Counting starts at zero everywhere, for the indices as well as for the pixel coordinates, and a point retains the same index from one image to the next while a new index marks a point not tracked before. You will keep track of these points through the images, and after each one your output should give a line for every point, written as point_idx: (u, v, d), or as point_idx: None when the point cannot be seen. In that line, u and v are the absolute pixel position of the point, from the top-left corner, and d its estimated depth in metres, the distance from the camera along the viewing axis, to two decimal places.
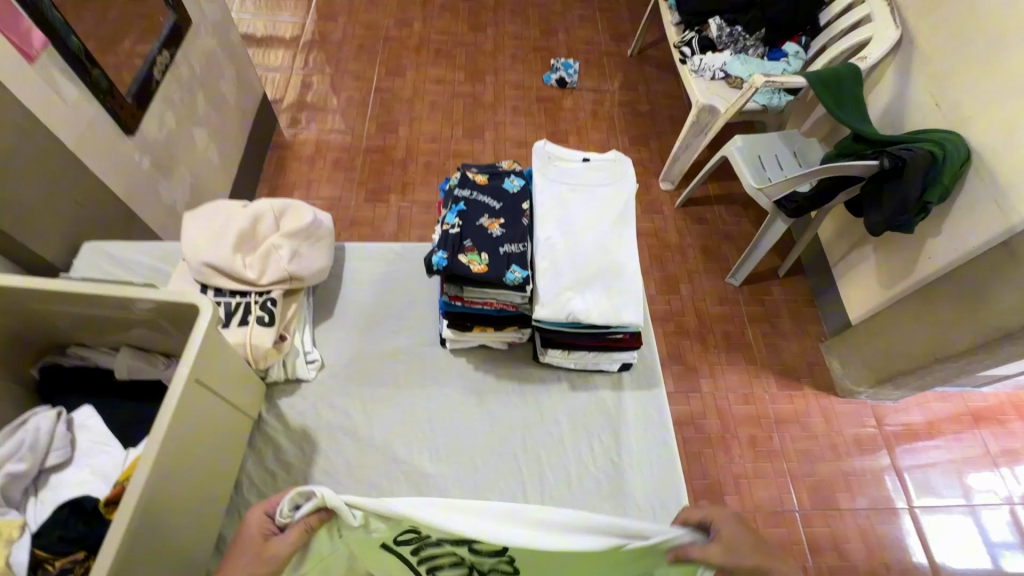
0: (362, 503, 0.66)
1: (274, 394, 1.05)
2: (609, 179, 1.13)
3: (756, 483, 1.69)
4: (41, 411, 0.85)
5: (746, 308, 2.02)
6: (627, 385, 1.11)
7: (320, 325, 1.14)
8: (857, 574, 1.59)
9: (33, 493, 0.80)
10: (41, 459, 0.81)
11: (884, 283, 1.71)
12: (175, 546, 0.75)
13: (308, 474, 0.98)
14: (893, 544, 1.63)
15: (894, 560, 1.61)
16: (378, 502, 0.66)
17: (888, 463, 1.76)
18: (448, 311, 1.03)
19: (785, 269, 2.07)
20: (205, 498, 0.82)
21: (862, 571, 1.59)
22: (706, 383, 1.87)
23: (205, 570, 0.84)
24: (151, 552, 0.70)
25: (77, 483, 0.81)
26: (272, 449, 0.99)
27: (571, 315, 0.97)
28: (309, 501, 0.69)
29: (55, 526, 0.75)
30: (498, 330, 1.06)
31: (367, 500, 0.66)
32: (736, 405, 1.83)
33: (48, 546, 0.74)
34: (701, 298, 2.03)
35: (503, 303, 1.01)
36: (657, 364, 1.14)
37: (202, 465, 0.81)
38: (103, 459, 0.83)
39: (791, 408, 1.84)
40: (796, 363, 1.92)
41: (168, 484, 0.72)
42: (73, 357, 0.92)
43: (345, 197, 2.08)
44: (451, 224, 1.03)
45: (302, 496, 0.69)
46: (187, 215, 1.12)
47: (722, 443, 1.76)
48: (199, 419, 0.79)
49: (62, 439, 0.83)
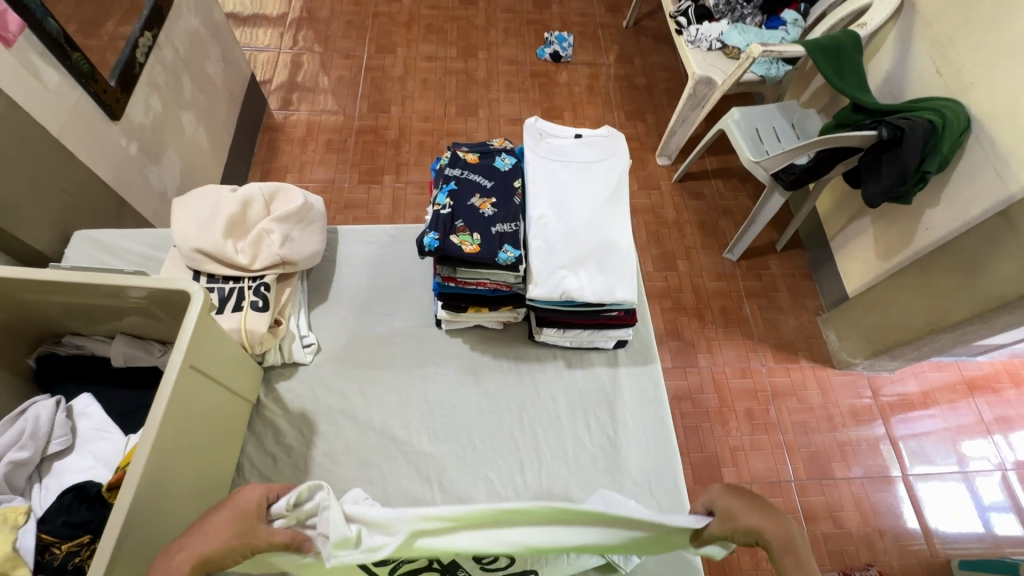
0: (362, 514, 0.69)
1: (272, 378, 1.06)
2: (602, 155, 1.11)
3: (753, 454, 1.72)
4: (40, 400, 0.85)
5: (743, 282, 2.02)
6: (623, 362, 1.11)
7: (315, 308, 1.15)
8: (851, 541, 1.62)
9: (37, 479, 0.81)
10: (42, 448, 0.81)
11: (881, 255, 1.71)
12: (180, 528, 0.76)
13: (309, 455, 0.99)
14: (888, 511, 1.67)
15: (887, 525, 1.65)
16: (378, 513, 0.68)
17: (884, 434, 1.78)
18: (442, 292, 1.02)
19: (783, 243, 2.06)
20: (206, 482, 0.84)
21: (855, 537, 1.63)
22: (704, 358, 1.88)
23: None
24: (149, 539, 0.70)
25: (79, 471, 0.82)
26: (272, 432, 1.00)
27: (564, 294, 0.97)
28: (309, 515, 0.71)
29: (59, 512, 0.75)
30: (493, 310, 1.06)
31: (365, 511, 0.69)
32: (733, 379, 1.85)
33: (54, 531, 0.74)
34: (699, 274, 2.03)
35: (496, 283, 1.01)
36: (653, 341, 1.14)
37: (202, 446, 0.82)
38: (104, 445, 0.84)
39: (787, 381, 1.85)
40: (793, 336, 1.93)
41: (166, 467, 0.73)
42: (68, 346, 0.92)
43: (339, 178, 2.06)
44: (442, 204, 1.02)
45: (308, 501, 0.72)
46: (176, 201, 1.10)
47: (719, 417, 1.78)
48: (196, 402, 0.80)
49: (61, 427, 0.83)
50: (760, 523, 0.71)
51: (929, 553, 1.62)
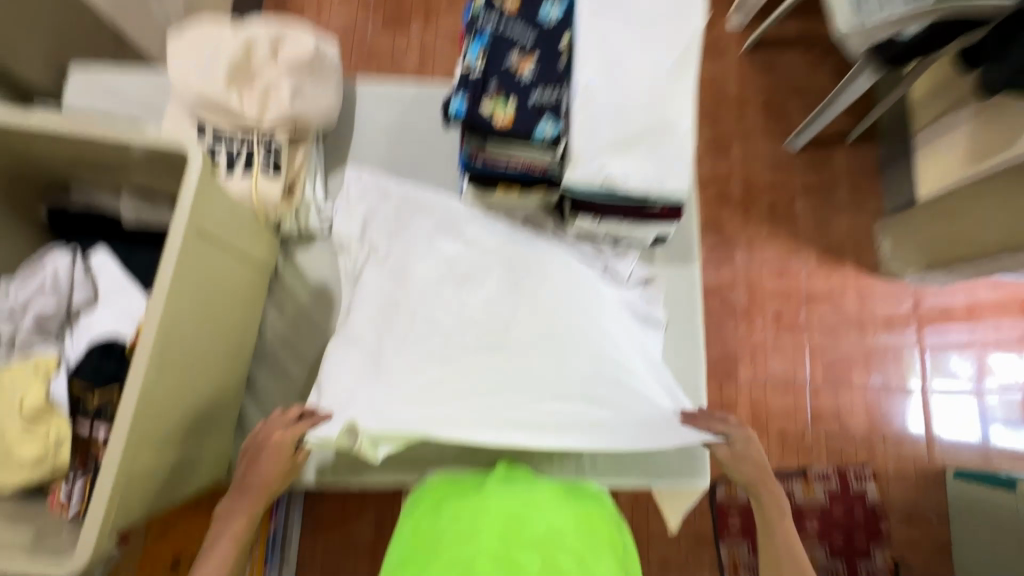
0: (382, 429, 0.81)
1: (290, 246, 1.04)
2: (673, 10, 0.91)
3: (774, 355, 1.71)
4: (57, 250, 0.83)
5: (799, 176, 1.83)
6: (657, 260, 1.06)
7: (331, 176, 1.08)
8: (852, 444, 1.68)
9: (69, 329, 0.82)
10: (68, 300, 0.81)
11: (969, 157, 1.43)
12: (185, 409, 0.76)
13: (328, 327, 1.01)
14: (895, 419, 1.69)
15: (891, 431, 1.69)
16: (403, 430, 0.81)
17: (913, 340, 1.73)
18: (469, 170, 0.90)
19: (857, 134, 1.81)
20: (220, 353, 0.85)
21: (858, 442, 1.68)
22: (740, 256, 1.78)
23: (218, 425, 0.88)
24: (155, 430, 0.69)
25: (106, 322, 0.79)
26: (292, 303, 1.02)
27: (606, 180, 0.85)
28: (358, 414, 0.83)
29: (88, 363, 0.74)
30: (525, 193, 0.95)
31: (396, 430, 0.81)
32: (768, 281, 1.76)
33: (84, 382, 0.73)
34: (753, 163, 1.83)
35: (530, 162, 0.88)
36: (695, 240, 1.07)
37: (215, 312, 0.81)
38: (125, 300, 0.81)
39: (826, 286, 1.76)
40: (842, 240, 1.79)
41: (163, 329, 0.67)
42: (78, 200, 0.88)
43: (361, 22, 1.81)
44: (473, 61, 0.86)
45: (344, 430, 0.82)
46: (171, 32, 0.97)
47: (746, 316, 1.74)
48: (200, 270, 0.75)
49: (83, 281, 0.82)
50: (751, 476, 0.89)
51: (926, 460, 1.67)
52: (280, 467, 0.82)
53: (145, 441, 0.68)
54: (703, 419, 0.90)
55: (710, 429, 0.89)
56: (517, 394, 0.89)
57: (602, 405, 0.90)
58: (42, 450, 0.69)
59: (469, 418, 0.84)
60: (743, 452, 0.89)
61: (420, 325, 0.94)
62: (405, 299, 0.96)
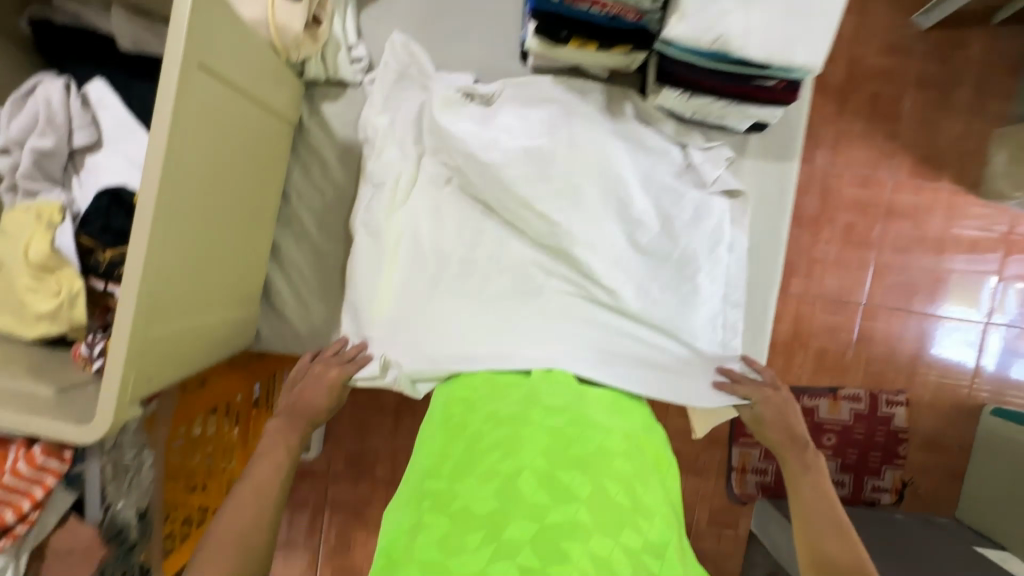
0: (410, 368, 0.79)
1: (315, 94, 0.90)
2: None
3: (832, 270, 1.50)
4: (48, 77, 0.73)
5: (917, 64, 1.47)
6: (750, 151, 0.88)
7: (366, 11, 0.90)
8: (894, 375, 1.51)
9: (75, 172, 0.75)
10: (67, 139, 0.73)
11: None
12: (204, 274, 0.69)
13: (350, 189, 0.91)
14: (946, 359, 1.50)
15: (936, 368, 1.50)
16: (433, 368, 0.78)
17: (996, 269, 1.47)
18: (537, 8, 0.71)
19: (1004, 17, 1.42)
20: (239, 213, 0.76)
21: (900, 374, 1.51)
22: (821, 155, 1.50)
23: (243, 292, 0.83)
24: (171, 294, 0.63)
25: (114, 171, 0.73)
26: (318, 163, 0.91)
27: (718, 41, 0.65)
28: (389, 348, 0.81)
29: (99, 216, 0.69)
30: (604, 51, 0.77)
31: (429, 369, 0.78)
32: (847, 188, 1.50)
33: (94, 237, 0.69)
34: (862, 43, 1.48)
35: (620, 8, 0.69)
36: (800, 127, 0.87)
37: (228, 169, 0.70)
38: (132, 146, 0.74)
39: (913, 202, 1.49)
40: (947, 147, 1.47)
41: (166, 180, 0.57)
42: (64, 14, 0.78)
43: None
44: None
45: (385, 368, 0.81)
46: None
47: (810, 226, 1.51)
48: (204, 114, 0.62)
49: (81, 119, 0.73)
50: (775, 438, 0.81)
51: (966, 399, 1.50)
52: (328, 397, 0.80)
53: (161, 306, 0.62)
54: (738, 378, 0.85)
55: (736, 392, 0.84)
56: (547, 320, 0.79)
57: (636, 348, 0.82)
58: (58, 303, 0.66)
59: (493, 346, 0.77)
60: (764, 415, 0.83)
61: (451, 241, 0.83)
62: (437, 212, 0.84)
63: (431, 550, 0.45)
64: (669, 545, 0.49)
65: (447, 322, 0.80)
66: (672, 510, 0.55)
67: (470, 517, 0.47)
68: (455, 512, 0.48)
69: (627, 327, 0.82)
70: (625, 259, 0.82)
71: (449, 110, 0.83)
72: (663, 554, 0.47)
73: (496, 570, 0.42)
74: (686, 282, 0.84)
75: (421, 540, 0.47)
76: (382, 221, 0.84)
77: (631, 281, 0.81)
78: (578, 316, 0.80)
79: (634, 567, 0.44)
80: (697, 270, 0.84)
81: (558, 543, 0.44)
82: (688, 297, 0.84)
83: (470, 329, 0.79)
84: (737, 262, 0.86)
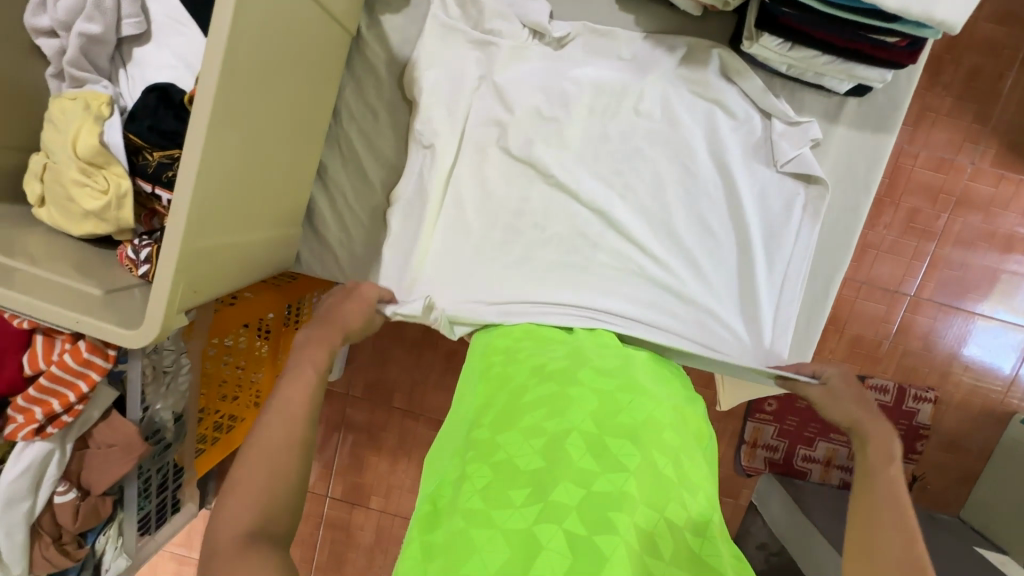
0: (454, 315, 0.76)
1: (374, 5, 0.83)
2: None
3: (886, 258, 1.30)
4: None
5: None
6: (845, 118, 0.79)
7: None
8: (922, 376, 1.34)
9: (121, 65, 0.73)
10: (116, 28, 0.70)
11: None
12: (253, 193, 0.67)
13: (401, 115, 0.85)
14: (985, 371, 1.33)
15: (972, 379, 1.33)
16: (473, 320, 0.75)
17: None
18: None
19: None
20: (291, 130, 0.72)
21: (929, 378, 1.34)
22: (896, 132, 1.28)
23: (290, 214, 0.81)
24: (221, 210, 0.61)
25: (163, 67, 0.70)
26: (372, 81, 0.85)
27: None
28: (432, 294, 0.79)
29: (146, 114, 0.66)
30: None
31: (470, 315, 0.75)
32: (921, 169, 1.28)
33: (142, 135, 0.66)
34: None
35: None
36: (906, 99, 0.78)
37: (283, 84, 0.66)
38: (181, 42, 0.71)
39: (989, 193, 1.27)
40: None
41: (223, 88, 0.53)
42: None
43: None
44: None
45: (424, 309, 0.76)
46: None
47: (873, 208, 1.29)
48: (264, 20, 0.57)
49: (130, 6, 0.70)
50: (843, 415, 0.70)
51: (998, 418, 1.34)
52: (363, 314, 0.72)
53: (210, 219, 0.60)
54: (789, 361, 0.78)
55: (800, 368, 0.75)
56: (594, 287, 0.77)
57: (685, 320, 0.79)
58: (108, 202, 0.65)
59: (537, 301, 0.75)
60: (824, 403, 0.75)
61: (503, 187, 0.81)
62: (491, 160, 0.81)
63: (474, 499, 0.47)
64: (711, 521, 0.49)
65: (494, 270, 0.79)
66: (713, 482, 0.54)
67: (513, 472, 0.48)
68: (498, 464, 0.49)
69: (674, 309, 0.79)
70: (680, 231, 0.79)
71: (509, 69, 0.80)
72: (705, 531, 0.47)
73: (543, 532, 0.43)
74: (744, 265, 0.80)
75: (465, 489, 0.48)
76: (425, 165, 0.81)
77: (682, 256, 0.80)
78: (629, 286, 0.78)
79: (675, 542, 0.45)
80: (756, 254, 0.79)
81: (604, 513, 0.44)
82: (742, 282, 0.80)
83: (514, 284, 0.78)
84: (802, 253, 0.79)
